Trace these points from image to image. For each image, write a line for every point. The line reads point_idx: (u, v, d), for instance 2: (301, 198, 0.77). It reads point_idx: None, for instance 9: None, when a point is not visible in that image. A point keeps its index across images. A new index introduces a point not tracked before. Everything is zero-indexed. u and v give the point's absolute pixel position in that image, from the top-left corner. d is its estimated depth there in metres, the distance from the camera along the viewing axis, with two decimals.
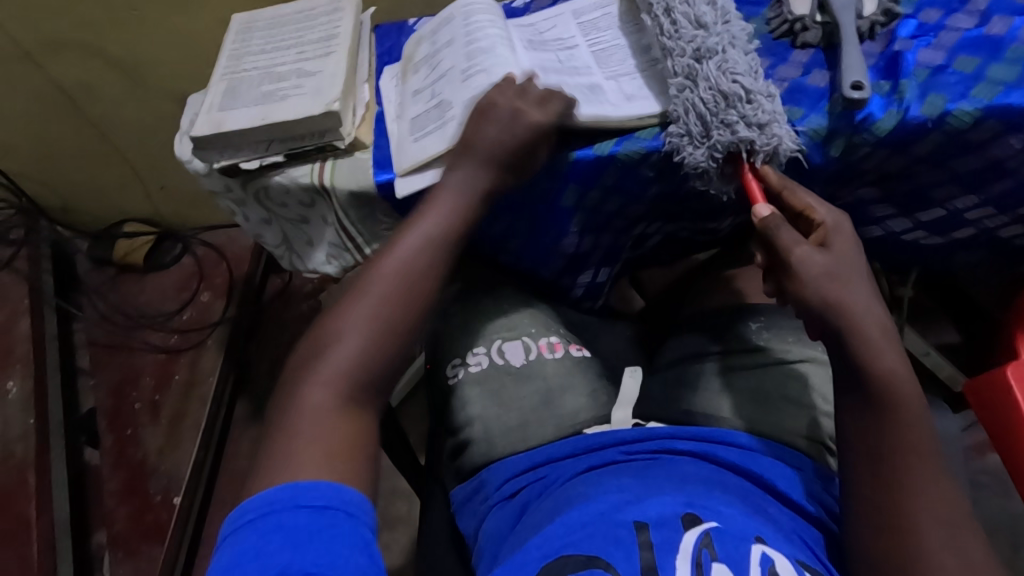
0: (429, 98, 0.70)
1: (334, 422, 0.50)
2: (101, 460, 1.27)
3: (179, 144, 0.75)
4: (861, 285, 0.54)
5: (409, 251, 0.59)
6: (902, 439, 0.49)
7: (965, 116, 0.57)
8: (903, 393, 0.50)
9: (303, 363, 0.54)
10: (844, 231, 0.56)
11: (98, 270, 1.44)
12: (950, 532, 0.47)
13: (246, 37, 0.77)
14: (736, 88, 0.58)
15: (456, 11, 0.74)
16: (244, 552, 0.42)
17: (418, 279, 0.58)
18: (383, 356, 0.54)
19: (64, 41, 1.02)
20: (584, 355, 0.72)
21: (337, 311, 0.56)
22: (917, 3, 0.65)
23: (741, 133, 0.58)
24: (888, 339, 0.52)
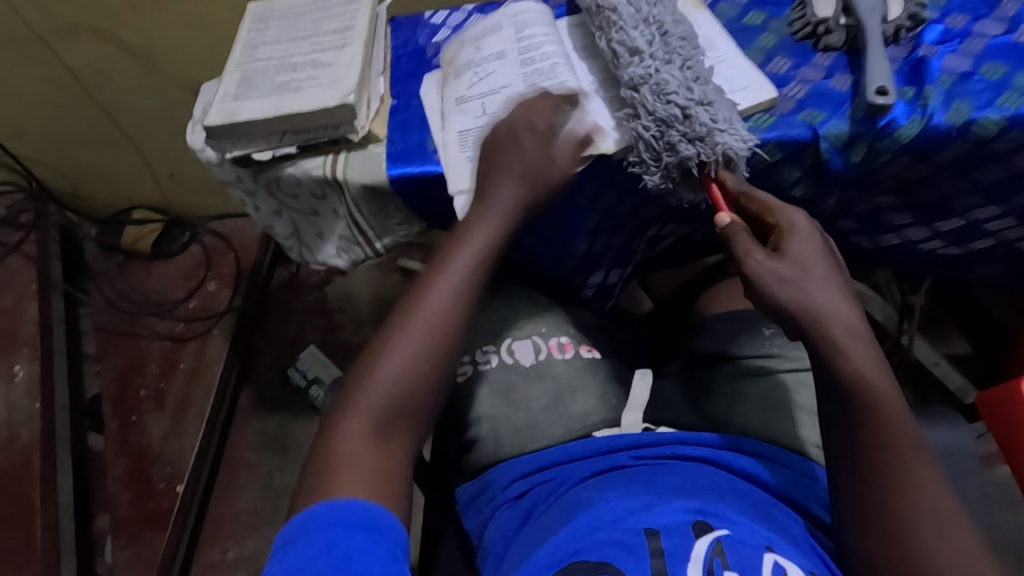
0: (478, 110, 0.69)
1: (367, 457, 0.51)
2: (105, 445, 1.27)
3: (192, 133, 0.75)
4: (820, 287, 0.51)
5: (447, 284, 0.57)
6: (873, 439, 0.48)
7: (991, 125, 0.56)
8: (879, 390, 0.49)
9: (343, 395, 0.54)
10: (804, 229, 0.53)
11: (106, 257, 1.45)
12: (942, 533, 0.45)
13: (262, 26, 0.77)
14: (671, 110, 0.57)
15: (508, 19, 0.73)
16: (290, 556, 0.44)
17: (461, 313, 0.57)
18: (419, 392, 0.54)
19: (77, 26, 1.01)
20: (595, 356, 0.71)
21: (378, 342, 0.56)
22: (944, 7, 0.64)
23: (687, 153, 0.57)
24: (851, 344, 0.50)
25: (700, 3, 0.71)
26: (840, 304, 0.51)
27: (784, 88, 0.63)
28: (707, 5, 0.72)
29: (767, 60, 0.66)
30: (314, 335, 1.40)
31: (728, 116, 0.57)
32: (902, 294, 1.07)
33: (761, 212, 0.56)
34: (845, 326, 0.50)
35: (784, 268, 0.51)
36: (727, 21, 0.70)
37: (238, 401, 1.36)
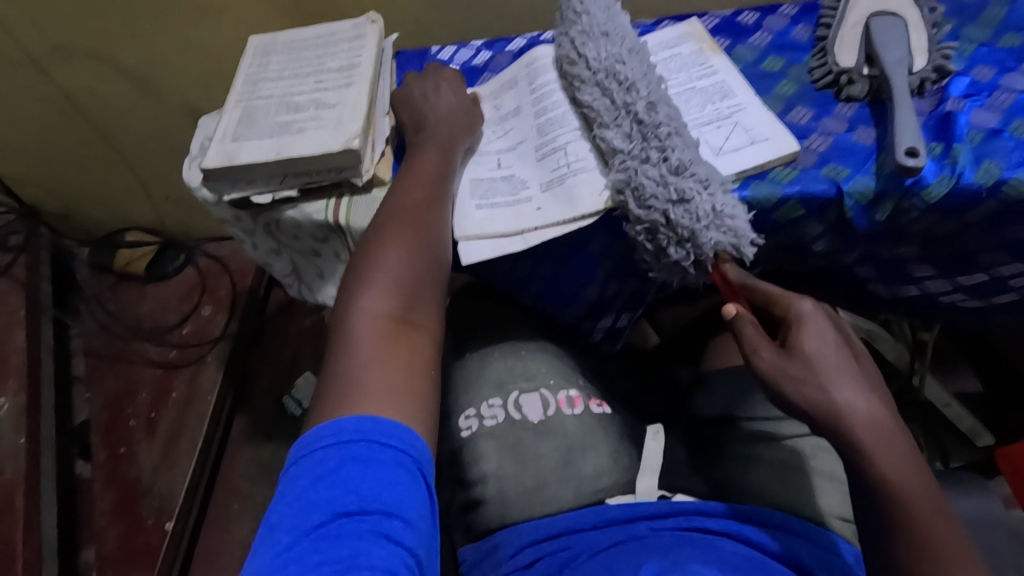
0: (493, 164, 0.66)
1: (387, 333, 0.51)
2: (93, 475, 1.23)
3: (189, 170, 0.72)
4: (834, 385, 0.46)
5: (429, 168, 0.61)
6: (909, 554, 0.43)
7: (1023, 186, 0.54)
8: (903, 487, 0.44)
9: (348, 288, 0.54)
10: (814, 319, 0.49)
11: (97, 278, 1.41)
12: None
13: (264, 61, 0.74)
14: (652, 217, 0.55)
15: (522, 71, 0.71)
16: (315, 492, 0.41)
17: (440, 189, 0.60)
18: (422, 265, 0.56)
19: (72, 50, 0.98)
20: (605, 412, 0.68)
21: (370, 240, 0.57)
22: (969, 59, 0.62)
23: (678, 257, 0.55)
24: (874, 446, 0.45)
25: (717, 48, 0.69)
26: (854, 397, 0.46)
27: (805, 140, 0.61)
28: (723, 49, 0.70)
29: (788, 108, 0.64)
30: (311, 361, 1.38)
31: (710, 209, 0.54)
32: (913, 332, 1.05)
33: (772, 299, 0.52)
34: (865, 421, 0.46)
35: (789, 363, 0.48)
36: (745, 66, 0.68)
37: (231, 428, 1.32)
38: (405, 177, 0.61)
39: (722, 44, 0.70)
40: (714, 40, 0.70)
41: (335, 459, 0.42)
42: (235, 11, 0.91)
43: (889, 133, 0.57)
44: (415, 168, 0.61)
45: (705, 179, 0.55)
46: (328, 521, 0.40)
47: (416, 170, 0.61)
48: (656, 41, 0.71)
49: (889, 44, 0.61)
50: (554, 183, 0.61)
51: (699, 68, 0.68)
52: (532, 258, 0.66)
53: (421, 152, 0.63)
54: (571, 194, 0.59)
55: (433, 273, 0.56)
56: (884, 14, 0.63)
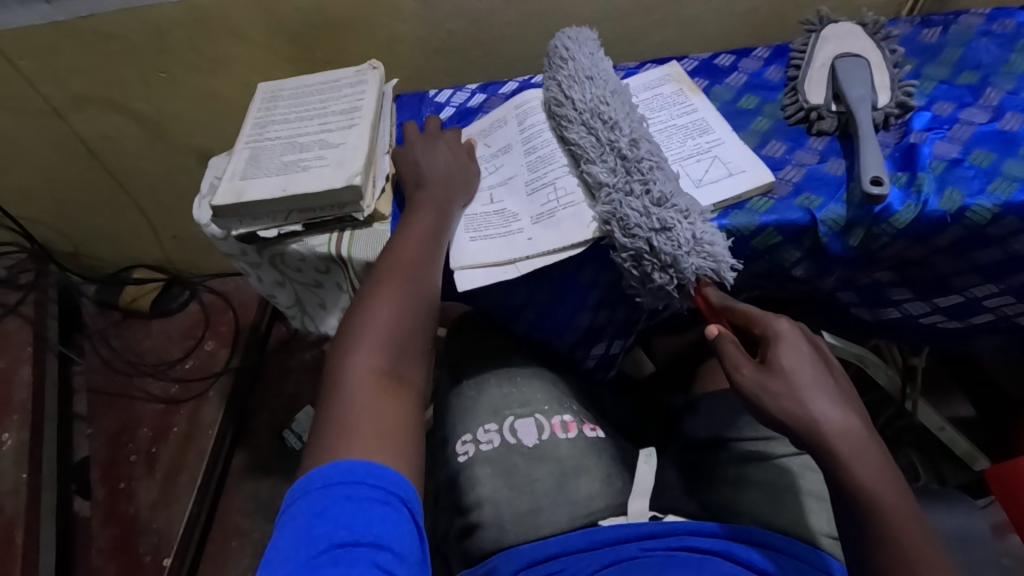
0: (487, 199, 0.70)
1: (379, 391, 0.53)
2: (92, 513, 1.23)
3: (199, 208, 0.76)
4: (812, 398, 0.48)
5: (423, 226, 0.63)
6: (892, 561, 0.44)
7: (984, 211, 0.58)
8: (880, 493, 0.46)
9: (341, 342, 0.56)
10: (791, 337, 0.52)
11: (103, 315, 1.45)
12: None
13: (271, 105, 0.79)
14: (637, 245, 0.58)
15: (511, 113, 0.76)
16: (309, 525, 0.43)
17: (435, 249, 0.62)
18: (413, 327, 0.58)
19: (89, 97, 1.03)
20: (598, 435, 0.70)
21: (363, 298, 0.58)
22: (930, 95, 0.67)
23: (662, 281, 0.58)
24: (851, 455, 0.47)
25: (696, 88, 0.74)
26: (831, 409, 0.48)
27: (780, 172, 0.65)
28: (702, 89, 0.75)
29: (763, 142, 0.68)
30: (311, 394, 1.39)
31: (691, 237, 0.57)
32: (903, 356, 1.07)
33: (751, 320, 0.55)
34: (841, 430, 0.48)
35: (767, 377, 0.50)
36: (722, 104, 0.73)
37: (231, 463, 1.33)
38: (399, 236, 0.63)
39: (701, 84, 0.75)
40: (693, 81, 0.75)
41: (323, 502, 0.44)
42: (245, 60, 0.97)
43: (855, 165, 0.61)
44: (412, 227, 0.63)
45: (686, 210, 0.59)
46: (323, 551, 0.42)
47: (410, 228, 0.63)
48: (639, 82, 0.76)
49: (854, 83, 0.66)
50: (544, 215, 0.65)
51: (679, 106, 0.73)
52: (526, 287, 0.69)
53: (417, 211, 0.65)
54: (563, 224, 0.63)
55: (420, 335, 0.58)
56: (849, 55, 0.68)
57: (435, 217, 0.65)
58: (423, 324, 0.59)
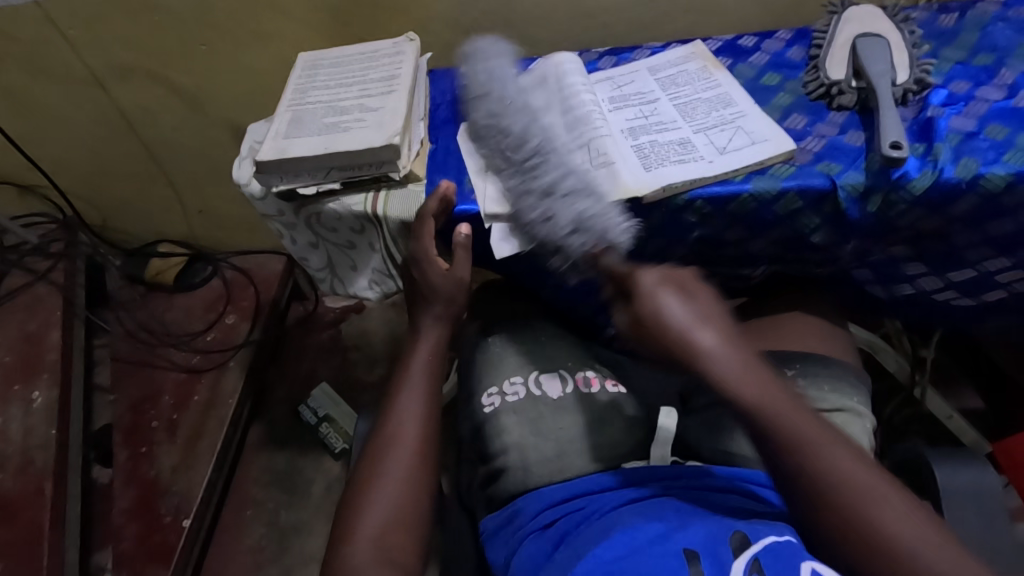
0: None
1: (382, 559, 0.53)
2: (113, 477, 1.26)
3: (239, 168, 0.79)
4: (682, 325, 0.52)
5: (407, 405, 0.63)
6: (808, 464, 0.47)
7: (998, 180, 0.60)
8: (766, 400, 0.49)
9: (340, 527, 0.56)
10: (658, 278, 0.56)
11: (129, 287, 1.47)
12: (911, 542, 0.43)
13: (311, 73, 0.83)
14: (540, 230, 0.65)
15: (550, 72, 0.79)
16: None
17: (431, 420, 0.63)
18: (408, 500, 0.57)
19: (132, 69, 1.07)
20: (619, 390, 0.74)
21: (364, 471, 0.59)
22: (946, 75, 0.70)
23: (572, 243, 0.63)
24: (727, 367, 0.50)
25: (719, 65, 0.77)
26: (698, 329, 0.52)
27: (801, 142, 0.68)
28: (726, 67, 0.78)
29: (785, 115, 0.71)
30: (327, 372, 1.42)
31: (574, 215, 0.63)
32: (912, 346, 1.08)
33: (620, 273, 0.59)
34: (711, 350, 0.51)
35: (641, 325, 0.55)
36: (746, 81, 0.76)
37: (248, 435, 1.36)
38: (386, 418, 0.63)
39: (724, 63, 0.78)
40: (717, 59, 0.79)
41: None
42: (283, 35, 1.01)
43: (874, 133, 0.65)
44: (403, 395, 0.64)
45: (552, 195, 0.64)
46: None
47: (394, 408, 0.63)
48: (665, 58, 0.79)
49: (874, 60, 0.69)
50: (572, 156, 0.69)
51: (702, 82, 0.76)
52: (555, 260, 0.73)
53: (405, 378, 0.66)
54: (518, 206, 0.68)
55: (419, 502, 0.58)
56: (869, 35, 0.71)
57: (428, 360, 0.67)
58: (425, 486, 0.59)
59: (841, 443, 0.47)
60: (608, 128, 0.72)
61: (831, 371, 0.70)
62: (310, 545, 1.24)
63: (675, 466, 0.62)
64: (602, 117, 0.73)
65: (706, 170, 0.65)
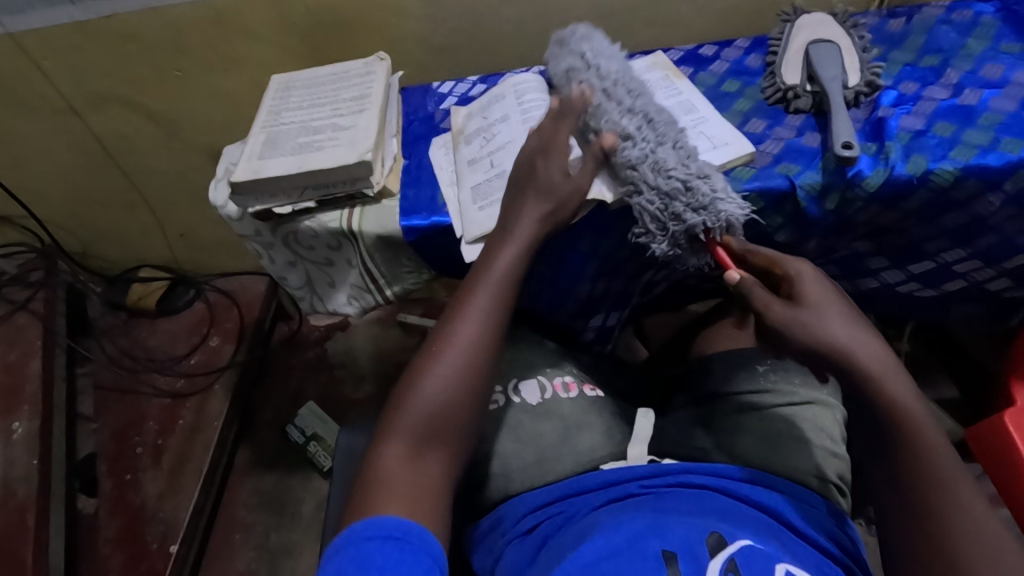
0: (488, 166, 0.74)
1: (413, 472, 0.54)
2: (98, 506, 1.25)
3: (215, 190, 0.80)
4: (835, 326, 0.53)
5: (466, 329, 0.60)
6: (913, 461, 0.52)
7: (947, 174, 0.63)
8: (894, 396, 0.52)
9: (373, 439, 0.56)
10: (811, 275, 0.57)
11: (111, 313, 1.47)
12: (978, 522, 0.49)
13: (285, 95, 0.84)
14: (673, 184, 0.62)
15: (508, 89, 0.80)
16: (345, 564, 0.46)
17: (493, 335, 0.61)
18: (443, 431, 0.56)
19: (107, 97, 1.08)
20: (598, 395, 0.75)
21: (414, 372, 0.59)
22: (896, 76, 0.73)
23: (697, 223, 0.62)
24: (884, 379, 0.53)
25: (680, 74, 0.79)
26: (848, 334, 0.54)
27: (761, 145, 0.70)
28: (687, 76, 0.80)
29: (745, 120, 0.74)
30: (314, 390, 1.42)
31: (711, 192, 0.62)
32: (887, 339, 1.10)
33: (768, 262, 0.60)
34: (873, 354, 0.53)
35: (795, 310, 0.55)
36: (707, 88, 0.79)
37: (236, 458, 1.36)
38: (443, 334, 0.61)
39: (686, 72, 0.81)
40: (678, 68, 0.81)
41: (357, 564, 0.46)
42: (258, 58, 1.02)
43: (828, 134, 0.67)
44: (470, 305, 0.61)
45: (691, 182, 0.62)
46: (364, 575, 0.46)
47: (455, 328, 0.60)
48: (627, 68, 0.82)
49: (825, 65, 0.72)
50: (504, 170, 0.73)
51: (665, 90, 0.78)
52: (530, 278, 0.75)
53: (478, 282, 0.62)
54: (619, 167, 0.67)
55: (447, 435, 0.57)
56: (821, 42, 0.74)
57: (511, 265, 0.63)
58: (470, 411, 0.58)
59: (951, 449, 0.52)
60: None
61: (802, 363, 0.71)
62: (301, 566, 1.23)
63: (659, 463, 0.64)
64: None
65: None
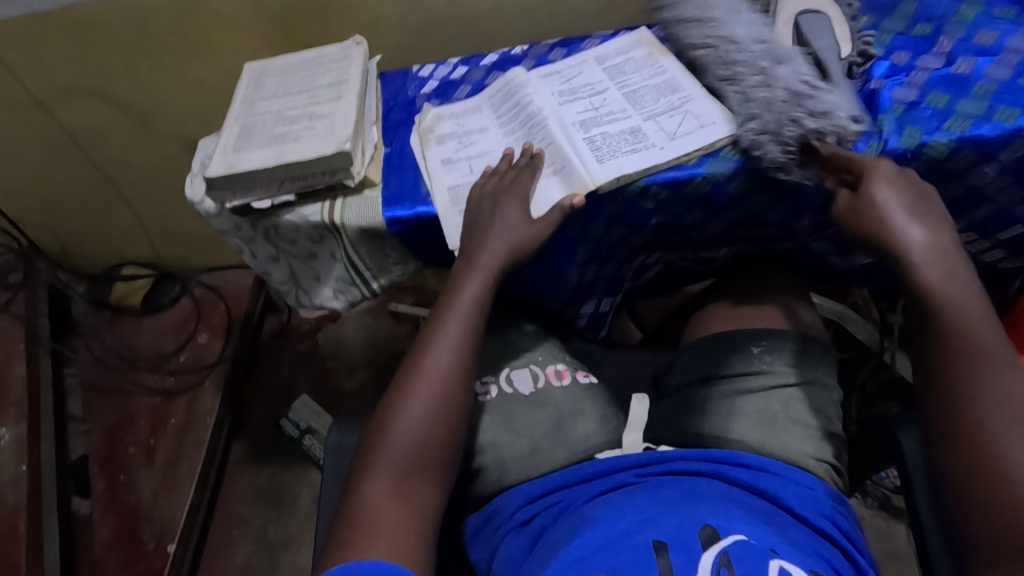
0: (466, 170, 0.74)
1: (396, 507, 0.54)
2: (92, 507, 1.24)
3: (191, 185, 0.77)
4: (900, 224, 0.59)
5: (442, 356, 0.61)
6: (956, 346, 0.55)
7: (941, 146, 0.62)
8: (938, 284, 0.57)
9: (353, 477, 0.57)
10: (881, 171, 0.60)
11: (95, 312, 1.44)
12: (1006, 400, 0.52)
13: (258, 84, 0.81)
14: (779, 91, 0.64)
15: (485, 101, 0.80)
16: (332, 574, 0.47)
17: (466, 366, 0.62)
18: (419, 462, 0.57)
19: (77, 90, 1.04)
20: (591, 381, 0.74)
21: (385, 407, 0.60)
22: (888, 45, 0.71)
23: (812, 126, 0.62)
24: (930, 268, 0.57)
25: (665, 51, 0.78)
26: (914, 230, 0.59)
27: None
28: (673, 52, 0.78)
29: None
30: (308, 383, 1.41)
31: (832, 106, 0.63)
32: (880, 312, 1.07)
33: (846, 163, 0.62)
34: (923, 249, 0.58)
35: (857, 203, 0.60)
36: None
37: (230, 453, 1.34)
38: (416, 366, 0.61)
39: (672, 48, 0.79)
40: (665, 44, 0.79)
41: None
42: (230, 45, 0.98)
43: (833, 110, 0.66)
44: (441, 334, 0.63)
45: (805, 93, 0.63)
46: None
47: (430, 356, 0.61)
48: (612, 47, 0.80)
49: (818, 36, 0.70)
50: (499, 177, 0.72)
51: (650, 68, 0.77)
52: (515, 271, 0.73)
53: (446, 317, 0.64)
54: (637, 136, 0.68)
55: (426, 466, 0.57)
56: (810, 12, 0.72)
57: (476, 301, 0.64)
58: (448, 441, 0.59)
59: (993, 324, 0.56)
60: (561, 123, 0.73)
61: (796, 347, 0.70)
62: (301, 559, 1.23)
63: (651, 450, 0.63)
64: (552, 115, 0.74)
65: (655, 157, 0.66)
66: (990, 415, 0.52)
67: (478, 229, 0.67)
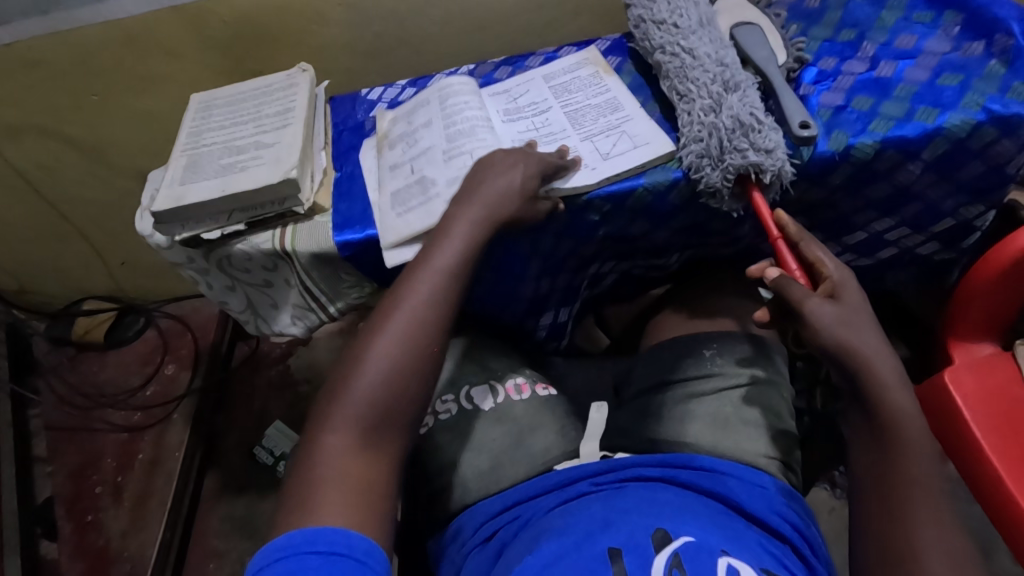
0: (408, 172, 0.74)
1: (357, 465, 0.52)
2: (59, 552, 1.20)
3: (140, 220, 0.76)
4: (855, 334, 0.57)
5: (419, 297, 0.58)
6: (897, 468, 0.54)
7: (867, 148, 0.64)
8: (894, 406, 0.55)
9: (316, 417, 0.54)
10: (847, 284, 0.60)
11: (56, 350, 1.40)
12: (936, 539, 0.50)
13: (205, 115, 0.81)
14: (729, 116, 0.65)
15: (434, 94, 0.80)
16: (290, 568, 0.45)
17: (442, 313, 0.59)
18: (388, 410, 0.54)
19: (24, 128, 1.03)
20: (550, 393, 0.75)
21: (355, 349, 0.57)
22: (817, 52, 0.74)
23: (752, 160, 0.63)
24: (888, 386, 0.56)
25: (610, 70, 0.80)
26: (868, 345, 0.57)
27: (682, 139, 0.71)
28: (615, 68, 0.81)
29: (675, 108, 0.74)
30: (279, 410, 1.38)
31: (776, 142, 0.64)
32: None
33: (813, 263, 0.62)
34: (883, 370, 0.56)
35: (807, 300, 0.58)
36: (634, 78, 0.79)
37: (202, 486, 1.30)
38: (393, 305, 0.58)
39: (614, 62, 0.82)
40: (607, 60, 0.82)
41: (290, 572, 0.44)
42: (178, 77, 0.98)
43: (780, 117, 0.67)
44: (417, 276, 0.59)
45: (753, 124, 0.65)
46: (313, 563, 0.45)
47: (406, 296, 0.58)
48: (559, 65, 0.82)
49: (755, 48, 0.72)
50: (460, 180, 0.71)
51: (594, 88, 0.79)
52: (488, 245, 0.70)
53: (416, 276, 0.60)
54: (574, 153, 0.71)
55: (396, 416, 0.55)
56: (743, 24, 0.74)
57: (449, 261, 0.60)
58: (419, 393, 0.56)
59: (936, 463, 0.54)
60: (500, 139, 0.75)
61: (745, 350, 0.72)
62: None
63: (608, 458, 0.64)
64: (494, 129, 0.76)
65: (590, 177, 0.68)
66: (913, 495, 0.53)
67: (477, 175, 0.66)
